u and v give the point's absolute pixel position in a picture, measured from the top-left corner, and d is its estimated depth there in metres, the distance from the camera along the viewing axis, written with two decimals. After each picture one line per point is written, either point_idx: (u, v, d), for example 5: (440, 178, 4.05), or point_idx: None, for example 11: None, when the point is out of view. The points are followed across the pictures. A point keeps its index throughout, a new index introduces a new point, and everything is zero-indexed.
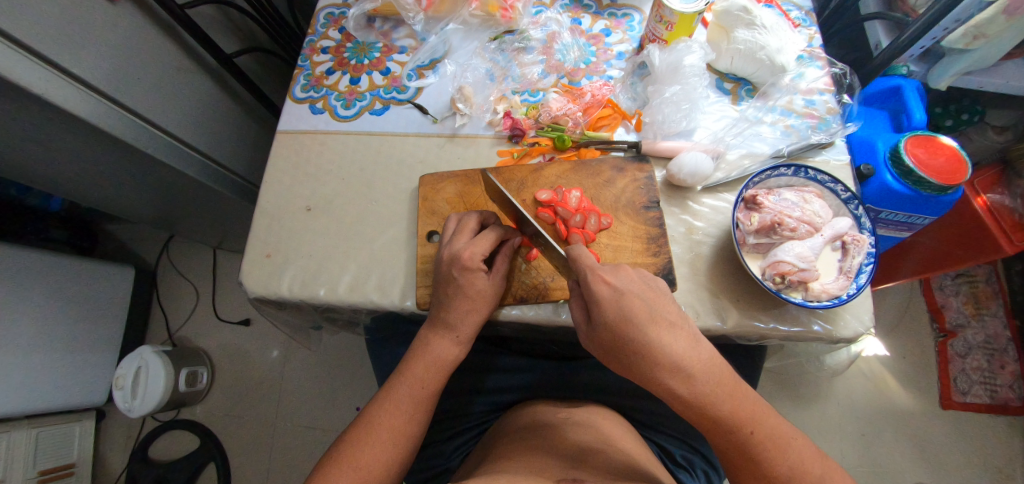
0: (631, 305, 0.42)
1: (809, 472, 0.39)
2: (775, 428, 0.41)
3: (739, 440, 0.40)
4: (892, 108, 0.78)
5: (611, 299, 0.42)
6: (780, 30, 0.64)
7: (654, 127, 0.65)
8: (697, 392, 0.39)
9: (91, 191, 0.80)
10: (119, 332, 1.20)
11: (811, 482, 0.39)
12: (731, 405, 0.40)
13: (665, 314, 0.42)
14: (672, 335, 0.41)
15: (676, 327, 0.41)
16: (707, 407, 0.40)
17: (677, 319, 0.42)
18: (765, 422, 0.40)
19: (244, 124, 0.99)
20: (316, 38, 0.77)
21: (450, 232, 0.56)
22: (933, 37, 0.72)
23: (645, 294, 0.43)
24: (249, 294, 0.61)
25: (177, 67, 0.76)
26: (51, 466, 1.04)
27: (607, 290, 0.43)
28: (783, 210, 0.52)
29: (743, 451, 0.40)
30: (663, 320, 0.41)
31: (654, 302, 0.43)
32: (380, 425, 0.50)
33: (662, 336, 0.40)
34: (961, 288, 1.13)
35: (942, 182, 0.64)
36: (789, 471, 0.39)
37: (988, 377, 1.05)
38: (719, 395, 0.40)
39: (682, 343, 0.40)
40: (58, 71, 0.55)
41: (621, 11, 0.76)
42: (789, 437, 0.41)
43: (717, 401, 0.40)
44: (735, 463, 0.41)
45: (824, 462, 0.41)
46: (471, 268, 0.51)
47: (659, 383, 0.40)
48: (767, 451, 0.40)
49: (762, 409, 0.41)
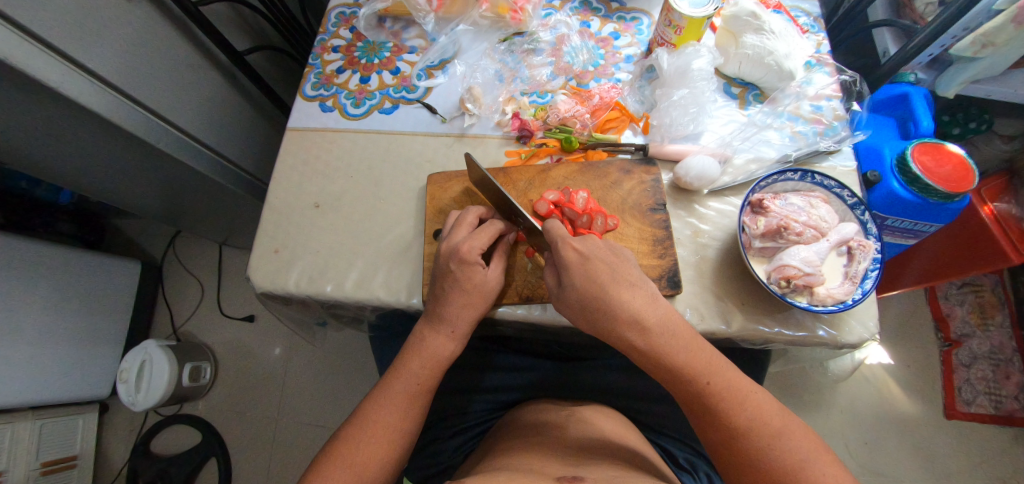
0: (594, 267, 0.45)
1: (767, 423, 0.40)
2: (733, 381, 0.42)
3: (698, 392, 0.42)
4: (899, 115, 0.78)
5: (574, 261, 0.45)
6: (788, 36, 0.65)
7: (662, 130, 0.65)
8: (653, 344, 0.42)
9: (100, 185, 0.81)
10: (123, 326, 1.21)
11: (769, 434, 0.39)
12: (687, 358, 0.42)
13: (625, 274, 0.45)
14: (631, 292, 0.44)
15: (635, 287, 0.44)
16: (663, 359, 0.42)
17: (638, 280, 0.45)
18: (723, 375, 0.42)
19: (253, 121, 1.00)
20: (326, 37, 0.78)
21: (450, 227, 0.56)
22: (942, 45, 0.74)
23: (609, 259, 0.46)
24: (257, 289, 0.61)
25: (189, 63, 0.77)
26: (54, 458, 1.05)
27: (572, 253, 0.45)
28: (790, 214, 0.52)
29: (704, 405, 0.41)
30: (624, 281, 0.44)
31: (616, 265, 0.45)
32: (376, 420, 0.50)
33: (621, 293, 0.43)
34: (966, 298, 1.12)
35: (948, 189, 0.64)
36: (747, 422, 0.40)
37: (993, 387, 1.04)
38: (675, 348, 0.42)
39: (641, 300, 0.43)
40: (73, 66, 0.56)
41: (630, 15, 0.76)
42: (747, 390, 0.42)
43: (674, 354, 0.42)
44: (698, 415, 0.42)
45: (788, 418, 0.41)
46: (470, 261, 0.52)
47: (620, 337, 0.43)
48: (725, 404, 0.41)
49: (721, 364, 0.43)
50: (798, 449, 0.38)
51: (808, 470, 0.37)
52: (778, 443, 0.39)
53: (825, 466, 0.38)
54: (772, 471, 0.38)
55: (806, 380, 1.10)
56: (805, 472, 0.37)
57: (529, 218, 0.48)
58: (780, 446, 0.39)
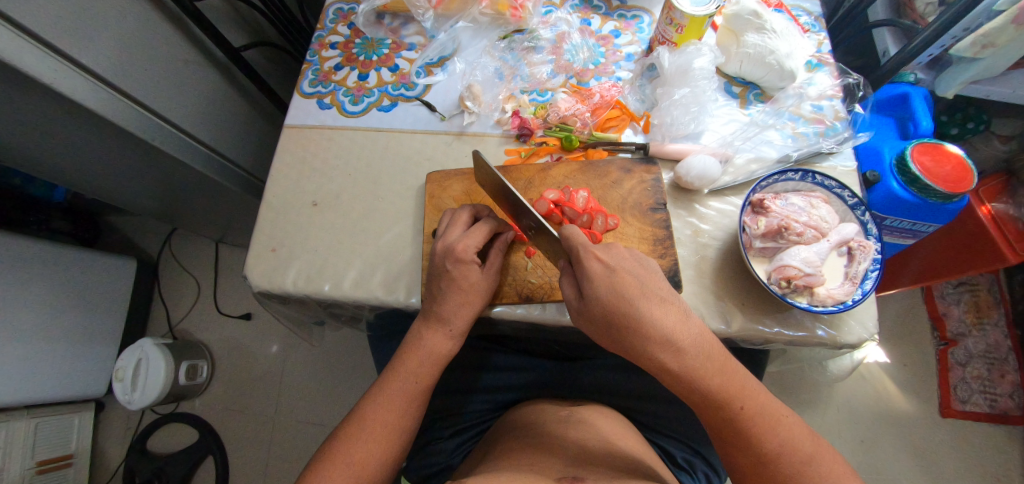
0: (623, 282, 0.43)
1: (798, 448, 0.40)
2: (765, 404, 0.42)
3: (730, 415, 0.41)
4: (899, 115, 0.78)
5: (603, 276, 0.43)
6: (789, 35, 0.64)
7: (662, 129, 0.65)
8: (686, 366, 0.41)
9: (95, 182, 0.80)
10: (118, 324, 1.20)
11: (801, 460, 0.40)
12: (720, 381, 0.41)
13: (655, 290, 0.44)
14: (663, 310, 0.42)
15: (667, 303, 0.43)
16: (695, 381, 0.41)
17: (667, 295, 0.44)
18: (755, 399, 0.42)
19: (250, 118, 0.99)
20: (324, 33, 0.77)
21: (445, 225, 0.56)
22: (942, 45, 0.73)
23: (637, 272, 0.45)
24: (253, 288, 0.60)
25: (184, 58, 0.76)
26: (49, 457, 1.04)
27: (599, 267, 0.44)
28: (790, 214, 0.52)
29: (734, 428, 0.41)
30: (655, 297, 0.43)
31: (646, 280, 0.44)
32: (373, 420, 0.50)
33: (653, 310, 0.42)
34: (962, 297, 1.13)
35: (947, 190, 0.64)
36: (779, 447, 0.40)
37: (988, 386, 1.06)
38: (708, 371, 0.41)
39: (673, 318, 0.42)
40: (66, 61, 0.55)
41: (631, 13, 0.76)
42: (779, 414, 0.42)
43: (707, 377, 0.41)
44: (726, 438, 0.42)
45: (816, 441, 0.41)
46: (465, 260, 0.52)
47: (652, 357, 0.42)
48: (756, 428, 0.41)
49: (753, 387, 0.42)
50: (829, 475, 0.39)
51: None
52: (811, 470, 0.39)
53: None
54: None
55: (803, 379, 1.10)
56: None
57: (539, 214, 0.44)
58: (812, 472, 0.39)
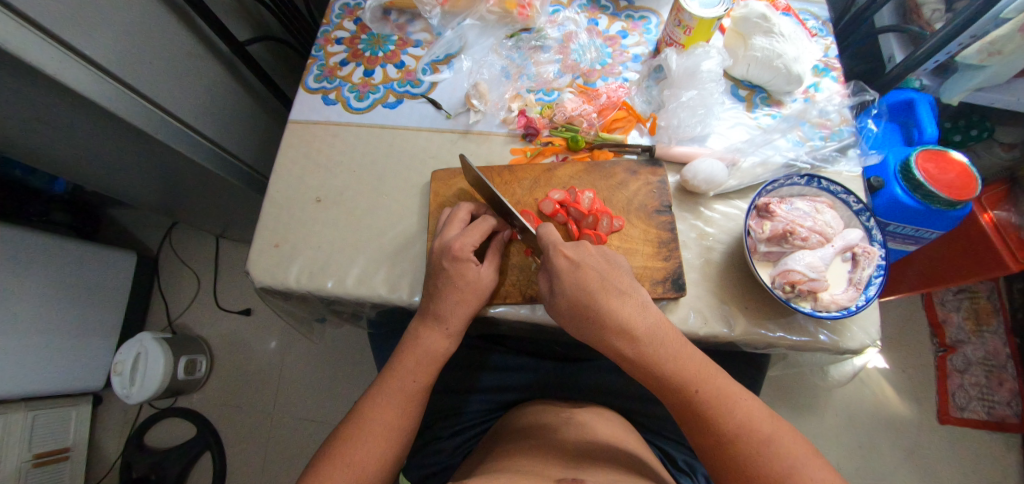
0: (585, 275, 0.45)
1: (756, 429, 0.40)
2: (723, 389, 0.42)
3: (687, 400, 0.42)
4: (903, 121, 0.79)
5: (566, 270, 0.46)
6: (796, 39, 0.64)
7: (669, 131, 0.65)
8: (642, 353, 0.43)
9: (97, 174, 0.80)
10: (117, 317, 1.19)
11: (758, 440, 0.39)
12: (676, 366, 0.42)
13: (616, 283, 0.46)
14: (621, 301, 0.44)
15: (626, 295, 0.45)
16: (652, 367, 0.43)
17: (629, 288, 0.46)
18: (713, 383, 0.42)
19: (253, 113, 0.99)
20: (330, 28, 0.77)
21: (442, 223, 0.57)
22: (949, 52, 0.72)
23: (601, 267, 0.47)
24: (255, 283, 0.60)
25: (189, 52, 0.76)
26: (46, 450, 1.04)
27: (563, 262, 0.46)
28: (796, 219, 0.52)
29: (693, 412, 0.41)
30: (614, 290, 0.45)
31: (608, 273, 0.46)
32: (372, 420, 0.50)
33: (610, 301, 0.44)
34: (961, 304, 1.12)
35: (951, 197, 0.64)
36: (736, 430, 0.40)
37: (986, 393, 1.05)
38: (664, 357, 0.43)
39: (631, 309, 0.44)
40: (70, 52, 0.55)
41: (638, 14, 0.76)
42: (737, 397, 0.42)
43: (663, 362, 0.42)
44: (689, 424, 0.42)
45: (777, 424, 0.40)
46: (462, 258, 0.52)
47: (610, 345, 0.44)
48: (713, 410, 0.41)
49: (711, 372, 0.43)
50: (788, 456, 0.38)
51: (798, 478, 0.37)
52: (767, 450, 0.38)
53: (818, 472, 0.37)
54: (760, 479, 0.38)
55: (803, 383, 1.10)
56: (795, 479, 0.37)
57: (520, 218, 0.48)
58: (768, 452, 0.38)
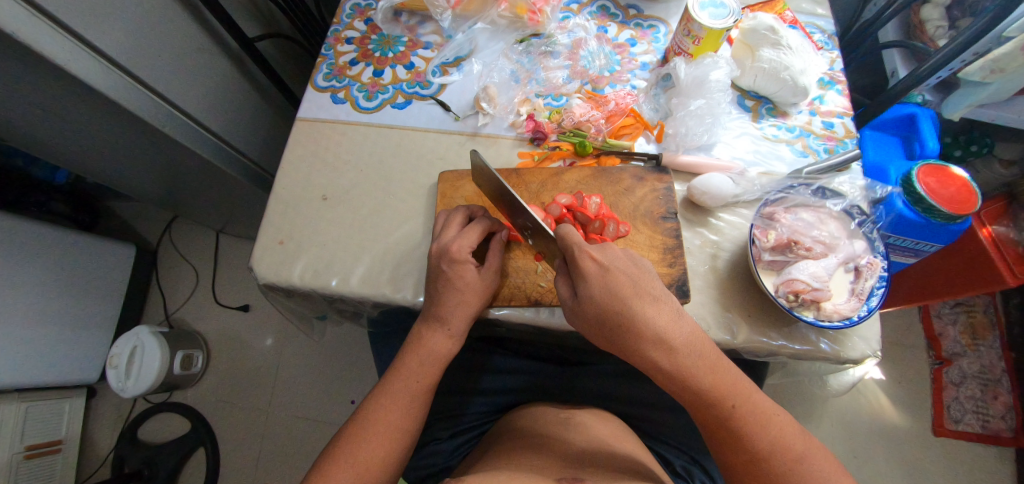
0: (616, 281, 0.44)
1: (790, 446, 0.40)
2: (758, 405, 0.42)
3: (721, 414, 0.42)
4: (904, 134, 0.84)
5: (597, 275, 0.44)
6: (803, 52, 0.65)
7: (675, 139, 0.66)
8: (677, 363, 0.42)
9: (100, 165, 0.80)
10: (114, 310, 1.19)
11: (792, 459, 0.39)
12: (711, 379, 0.42)
13: (649, 289, 0.44)
14: (655, 308, 0.43)
15: (659, 302, 0.44)
16: (687, 379, 0.42)
17: (661, 294, 0.44)
18: (747, 397, 0.42)
19: (259, 109, 0.99)
20: (340, 28, 0.77)
21: (439, 227, 0.57)
22: (952, 68, 0.72)
23: (631, 271, 0.45)
24: (259, 279, 0.60)
25: (198, 47, 0.76)
26: (38, 442, 1.03)
27: (593, 267, 0.44)
28: (799, 230, 0.53)
29: (725, 426, 0.42)
30: (647, 296, 0.44)
31: (639, 279, 0.45)
32: (376, 420, 0.50)
33: (645, 308, 0.43)
34: (958, 318, 1.13)
35: (951, 211, 0.65)
36: (771, 446, 0.40)
37: (981, 407, 1.06)
38: (699, 369, 0.42)
39: (665, 316, 0.43)
40: (80, 43, 0.55)
41: (647, 22, 0.77)
42: (771, 413, 0.42)
43: (697, 374, 0.42)
44: (718, 435, 0.42)
45: (808, 440, 0.41)
46: (460, 260, 0.51)
47: (642, 354, 0.43)
48: (747, 425, 0.41)
49: (744, 385, 0.43)
50: (820, 474, 0.38)
51: None
52: (801, 468, 0.39)
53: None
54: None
55: (799, 394, 1.10)
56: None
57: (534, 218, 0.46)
58: (803, 470, 0.39)
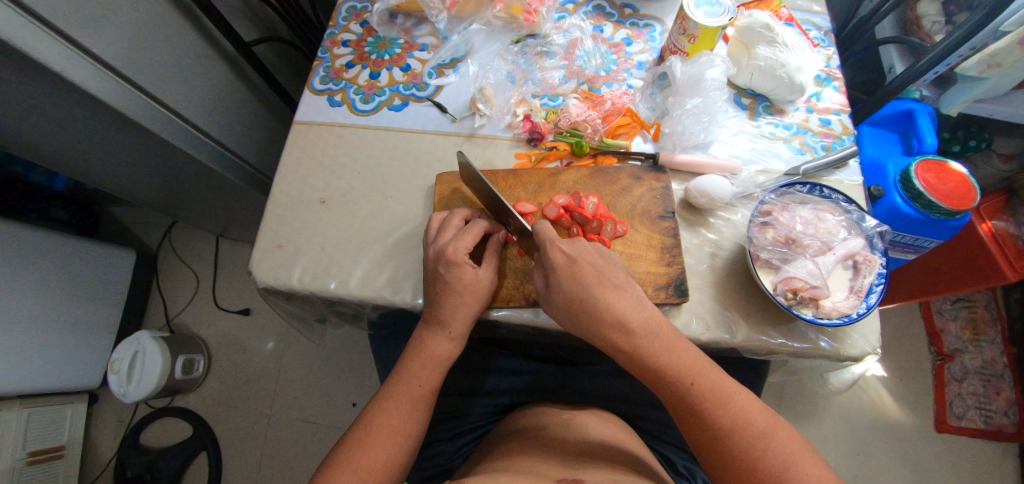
0: (578, 268, 0.45)
1: (752, 423, 0.40)
2: (718, 383, 0.42)
3: (682, 393, 0.42)
4: (902, 130, 0.83)
5: (559, 262, 0.45)
6: (799, 49, 0.65)
7: (673, 137, 0.65)
8: (636, 346, 0.43)
9: (99, 171, 0.80)
10: (115, 316, 1.19)
11: (754, 436, 0.39)
12: (670, 359, 0.42)
13: (610, 277, 0.45)
14: (616, 295, 0.44)
15: (619, 288, 0.45)
16: (647, 360, 0.43)
17: (623, 282, 0.45)
18: (709, 378, 0.42)
19: (257, 113, 0.99)
20: (337, 31, 0.77)
21: (435, 229, 0.56)
22: (949, 63, 0.71)
23: (596, 261, 0.46)
24: (258, 283, 0.60)
25: (195, 52, 0.76)
26: (41, 448, 1.03)
27: (559, 257, 0.45)
28: (796, 227, 0.53)
29: (689, 406, 0.42)
30: (610, 284, 0.45)
31: (602, 267, 0.46)
32: (379, 424, 0.50)
33: (605, 295, 0.44)
34: (959, 313, 1.13)
35: (950, 206, 0.66)
36: (732, 422, 0.40)
37: (984, 403, 1.05)
38: (658, 350, 0.43)
39: (626, 302, 0.44)
40: (77, 49, 0.55)
41: (643, 22, 0.77)
42: (733, 392, 0.42)
43: (657, 355, 0.42)
44: (684, 416, 0.43)
45: (772, 418, 0.41)
46: (458, 262, 0.51)
47: (604, 339, 0.44)
48: (709, 404, 0.41)
49: (706, 366, 0.43)
50: (782, 451, 0.39)
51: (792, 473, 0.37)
52: (763, 444, 0.39)
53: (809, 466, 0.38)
54: (756, 473, 0.38)
55: (801, 391, 1.10)
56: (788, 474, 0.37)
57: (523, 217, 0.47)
58: (764, 446, 0.39)
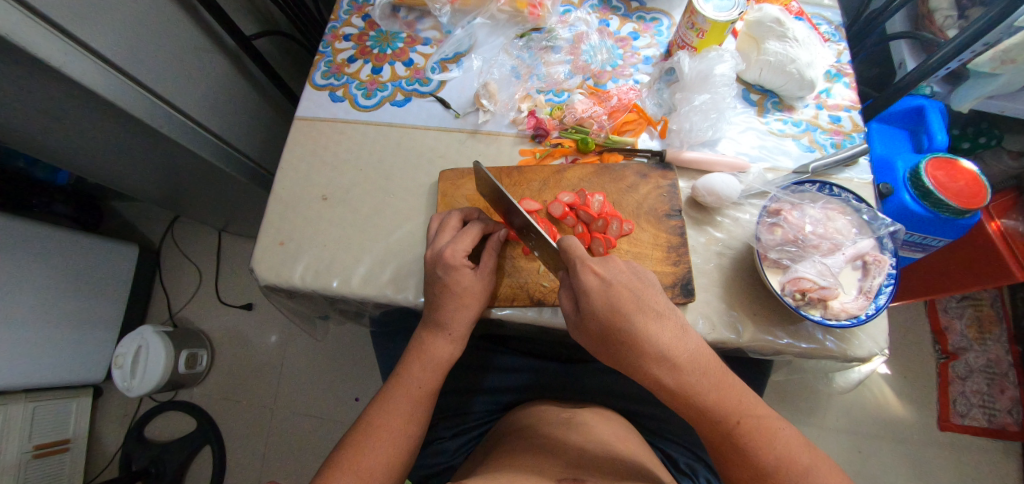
0: (618, 296, 0.43)
1: (796, 460, 0.39)
2: (761, 418, 0.41)
3: (726, 430, 0.41)
4: (912, 127, 0.82)
5: (598, 289, 0.43)
6: (810, 44, 0.64)
7: (680, 135, 0.64)
8: (682, 382, 0.41)
9: (101, 166, 0.79)
10: (119, 310, 1.19)
11: (799, 474, 0.38)
12: (716, 396, 0.41)
13: (652, 305, 0.43)
14: (659, 325, 0.42)
15: (663, 318, 0.43)
16: (692, 396, 0.41)
17: (665, 310, 0.44)
18: (751, 413, 0.41)
19: (258, 108, 0.98)
20: (338, 24, 0.76)
21: (433, 231, 0.56)
22: (962, 59, 0.70)
23: (634, 286, 0.44)
24: (260, 281, 0.60)
25: (195, 46, 0.75)
26: (47, 441, 1.04)
27: (595, 281, 0.43)
28: (805, 227, 0.52)
29: (730, 442, 0.41)
30: (651, 312, 0.43)
31: (642, 293, 0.44)
32: (379, 426, 0.50)
33: (649, 325, 0.42)
34: (965, 311, 1.11)
35: (961, 205, 0.65)
36: (776, 462, 0.39)
37: (988, 401, 1.03)
38: (704, 386, 0.41)
39: (669, 334, 0.42)
40: (76, 44, 0.54)
41: (650, 15, 0.75)
42: (776, 426, 0.41)
43: (703, 392, 0.41)
44: (723, 451, 0.41)
45: (812, 452, 0.40)
46: (455, 266, 0.51)
47: (647, 373, 0.42)
48: (752, 441, 0.40)
49: (749, 400, 0.42)
50: None
51: None
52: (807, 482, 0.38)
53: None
54: None
55: (805, 389, 1.10)
56: None
57: (531, 218, 0.45)
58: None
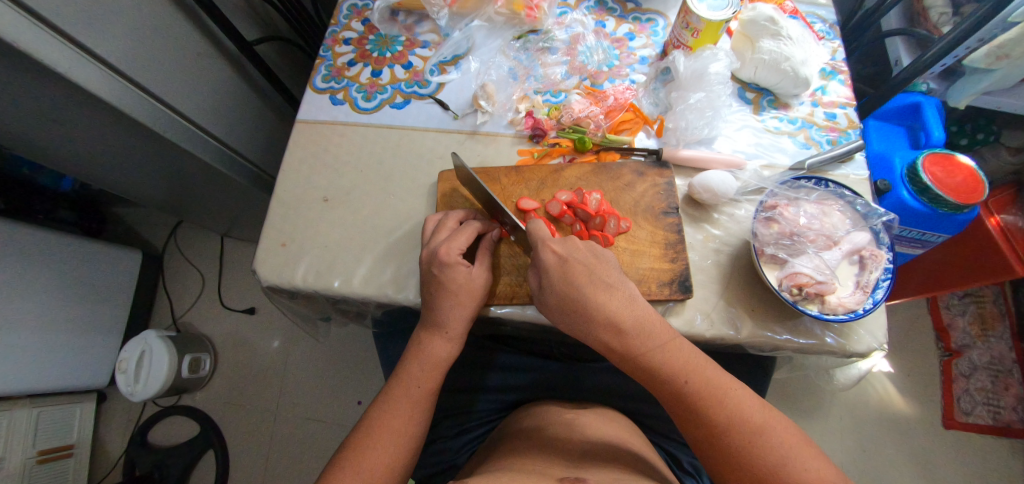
0: (572, 269, 0.46)
1: (747, 419, 0.40)
2: (713, 380, 0.42)
3: (677, 390, 0.42)
4: (910, 124, 0.82)
5: (553, 265, 0.46)
6: (804, 42, 0.65)
7: (676, 133, 0.65)
8: (628, 346, 0.43)
9: (105, 172, 0.80)
10: (122, 315, 1.20)
11: (748, 431, 0.39)
12: (665, 358, 0.43)
13: (604, 277, 0.46)
14: (608, 295, 0.45)
15: (614, 289, 0.45)
16: (638, 359, 0.43)
17: (616, 281, 0.46)
18: (704, 375, 0.42)
19: (260, 113, 0.99)
20: (338, 29, 0.77)
21: (429, 232, 0.56)
22: (957, 55, 0.71)
23: (589, 260, 0.47)
24: (262, 282, 0.60)
25: (198, 52, 0.76)
26: (50, 447, 1.04)
27: (550, 257, 0.47)
28: (802, 222, 0.53)
29: (683, 403, 0.42)
30: (602, 284, 0.45)
31: (595, 267, 0.46)
32: (380, 426, 0.50)
33: (597, 295, 0.45)
34: (967, 308, 1.11)
35: (958, 200, 0.65)
36: (727, 420, 0.40)
37: (992, 398, 1.04)
38: (651, 349, 0.43)
39: (618, 302, 0.44)
40: (81, 50, 0.55)
41: (646, 16, 0.76)
42: (728, 388, 0.42)
43: (649, 353, 0.43)
44: (678, 413, 0.43)
45: (768, 413, 0.41)
46: (451, 263, 0.51)
47: (598, 339, 0.45)
48: (702, 399, 0.41)
49: (702, 364, 0.43)
50: (779, 447, 0.38)
51: (784, 468, 0.37)
52: (758, 440, 0.39)
53: (803, 462, 0.37)
54: (750, 468, 0.38)
55: (807, 388, 1.10)
56: (783, 469, 0.37)
57: (511, 214, 0.50)
58: (759, 441, 0.39)
